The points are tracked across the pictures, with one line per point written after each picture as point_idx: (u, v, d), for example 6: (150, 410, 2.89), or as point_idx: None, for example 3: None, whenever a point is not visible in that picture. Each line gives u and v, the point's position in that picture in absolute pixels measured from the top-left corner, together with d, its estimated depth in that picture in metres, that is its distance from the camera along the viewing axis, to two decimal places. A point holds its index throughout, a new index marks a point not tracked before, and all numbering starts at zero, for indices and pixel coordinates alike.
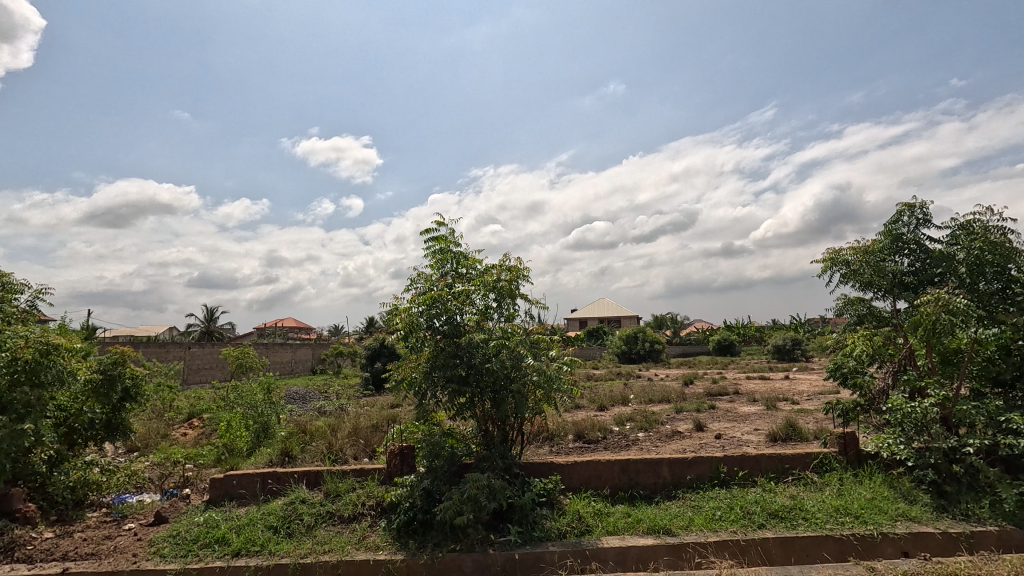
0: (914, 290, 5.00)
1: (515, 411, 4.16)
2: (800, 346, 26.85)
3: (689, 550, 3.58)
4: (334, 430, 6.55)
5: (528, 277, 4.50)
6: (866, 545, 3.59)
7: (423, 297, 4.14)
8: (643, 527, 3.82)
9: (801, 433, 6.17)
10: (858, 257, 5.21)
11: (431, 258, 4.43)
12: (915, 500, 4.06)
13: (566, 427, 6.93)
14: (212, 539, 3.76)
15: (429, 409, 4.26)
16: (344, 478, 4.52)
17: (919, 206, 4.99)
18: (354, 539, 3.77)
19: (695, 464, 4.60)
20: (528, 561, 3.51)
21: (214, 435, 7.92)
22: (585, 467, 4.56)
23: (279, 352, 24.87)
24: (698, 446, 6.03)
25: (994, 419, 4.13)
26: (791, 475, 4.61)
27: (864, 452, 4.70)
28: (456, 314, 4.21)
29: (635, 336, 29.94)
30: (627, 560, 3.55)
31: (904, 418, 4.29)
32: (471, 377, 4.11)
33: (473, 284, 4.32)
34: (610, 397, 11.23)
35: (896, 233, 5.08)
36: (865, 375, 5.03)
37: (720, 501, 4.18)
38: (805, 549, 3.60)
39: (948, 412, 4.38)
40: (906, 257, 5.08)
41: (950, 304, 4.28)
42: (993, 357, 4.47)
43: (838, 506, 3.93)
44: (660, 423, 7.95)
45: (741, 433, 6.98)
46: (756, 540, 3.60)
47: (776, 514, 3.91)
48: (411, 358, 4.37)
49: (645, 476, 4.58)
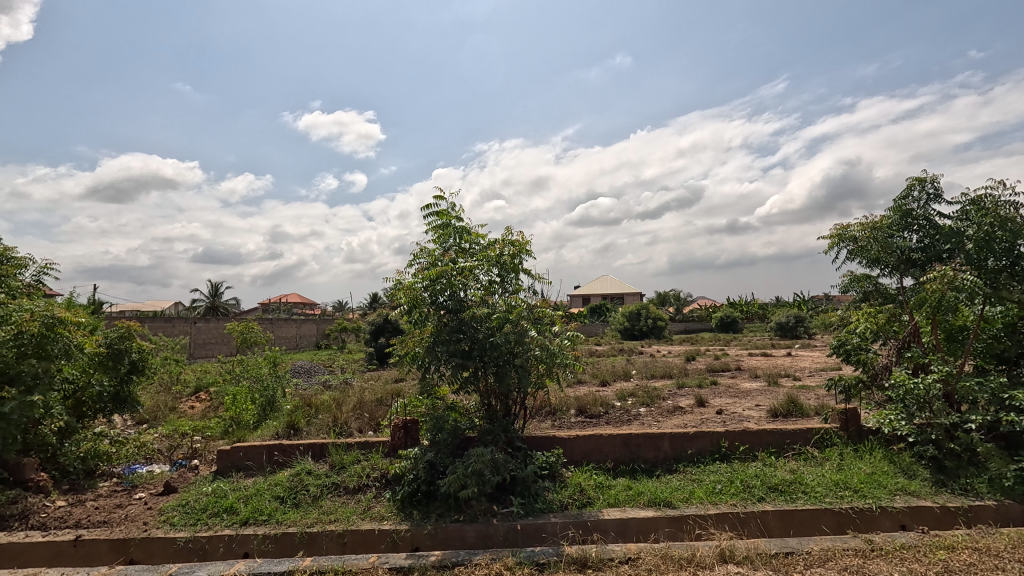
0: (921, 266, 4.95)
1: (518, 385, 4.17)
2: (803, 323, 26.89)
3: (689, 522, 3.63)
4: (338, 404, 6.63)
5: (532, 252, 4.46)
6: (864, 518, 3.63)
7: (428, 273, 4.11)
8: (644, 500, 3.87)
9: (802, 409, 6.20)
10: (866, 233, 5.15)
11: (433, 233, 4.39)
12: (914, 475, 4.10)
13: (568, 402, 6.98)
14: (221, 508, 3.84)
15: (432, 383, 4.27)
16: (349, 451, 4.59)
17: (930, 181, 4.89)
18: (359, 509, 3.84)
19: (697, 438, 4.64)
20: (530, 532, 3.57)
21: (221, 408, 8.04)
22: (587, 441, 4.61)
23: (283, 327, 25.14)
24: (699, 421, 6.09)
25: (997, 397, 4.13)
26: (791, 450, 4.66)
27: (865, 428, 4.73)
28: (460, 289, 4.20)
29: (638, 313, 30.00)
30: (628, 531, 3.60)
31: (906, 395, 4.32)
32: (473, 351, 4.14)
33: (476, 260, 4.29)
34: (612, 373, 11.31)
35: (906, 209, 4.97)
36: (869, 352, 5.04)
37: (720, 475, 4.23)
38: (804, 522, 3.65)
39: (951, 389, 4.39)
40: (915, 233, 4.98)
41: (956, 280, 4.24)
42: (998, 335, 4.52)
43: (838, 481, 3.97)
44: (661, 398, 7.99)
45: (742, 408, 7.02)
46: (756, 513, 3.66)
47: (776, 488, 3.96)
48: (414, 333, 4.38)
49: (646, 450, 4.63)
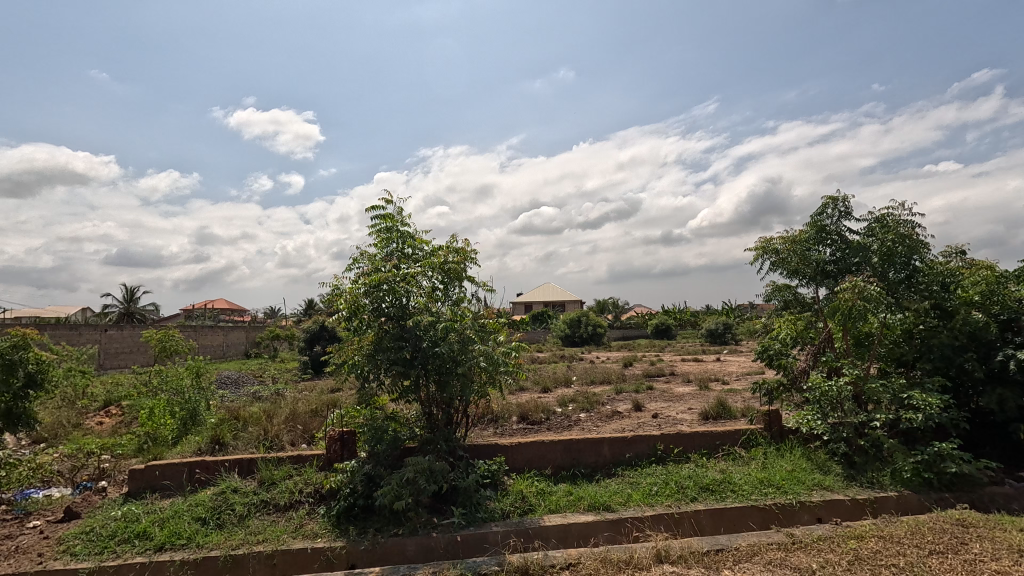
0: (834, 278, 5.37)
1: (460, 394, 4.11)
2: (730, 330, 28.52)
3: (627, 525, 3.72)
4: (269, 416, 6.27)
5: (476, 260, 4.46)
6: (786, 513, 3.87)
7: (369, 278, 4.01)
8: (584, 505, 3.93)
9: (730, 412, 6.54)
10: (786, 246, 5.54)
11: (376, 237, 4.31)
12: (829, 470, 4.42)
13: (510, 409, 6.99)
14: (132, 534, 3.51)
15: (371, 392, 4.14)
16: (279, 465, 4.34)
17: (841, 200, 5.34)
18: (291, 527, 3.64)
19: (634, 442, 4.78)
20: (472, 542, 3.52)
21: (134, 424, 7.38)
22: (529, 448, 4.63)
23: (208, 335, 23.59)
24: (636, 426, 6.28)
25: (898, 397, 4.54)
26: (721, 451, 4.90)
27: (787, 428, 5.04)
28: (402, 296, 4.11)
29: (578, 320, 30.67)
30: (570, 536, 3.63)
31: (821, 396, 4.69)
32: (415, 360, 4.06)
33: (419, 266, 4.22)
34: (554, 379, 11.46)
35: (821, 224, 5.39)
36: (789, 357, 5.45)
37: (656, 477, 4.37)
38: (733, 519, 3.84)
39: (860, 391, 4.80)
40: (828, 247, 5.40)
41: (864, 291, 4.64)
42: (898, 340, 5.06)
43: (762, 478, 4.21)
44: (601, 404, 8.17)
45: (676, 412, 7.31)
46: (689, 513, 3.80)
47: (708, 488, 4.14)
48: (353, 340, 4.21)
49: (587, 455, 4.70)
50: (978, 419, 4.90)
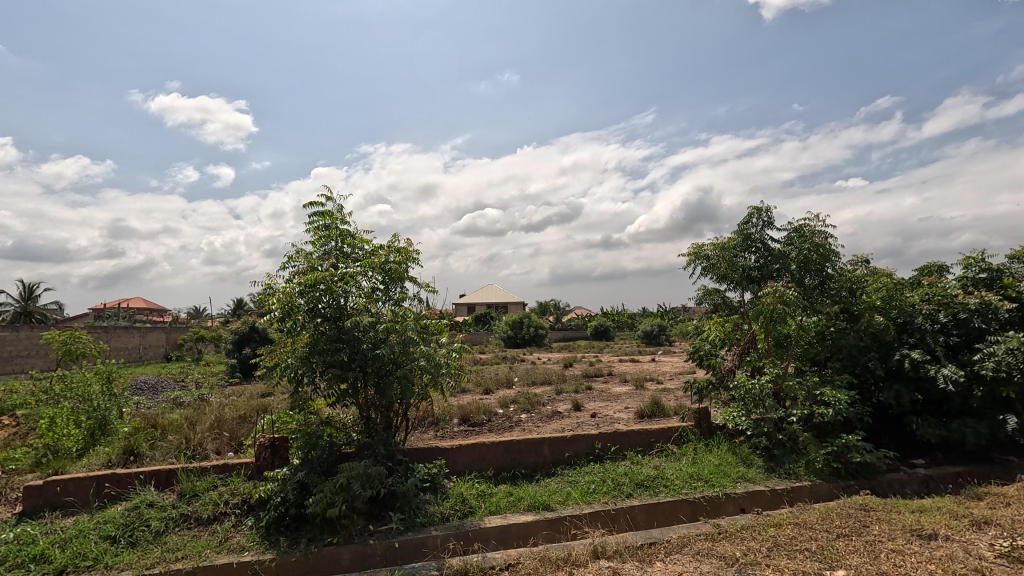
0: (758, 283, 5.74)
1: (400, 397, 4.02)
2: (665, 332, 29.81)
3: (565, 523, 3.78)
4: (192, 424, 5.86)
5: (419, 260, 4.40)
6: (713, 505, 4.09)
7: (305, 278, 3.85)
8: (524, 505, 3.96)
9: (663, 410, 6.83)
10: (716, 252, 5.81)
11: (313, 235, 4.15)
12: (751, 463, 4.72)
13: (451, 412, 6.93)
14: (27, 557, 3.16)
15: (305, 397, 3.98)
16: (202, 476, 4.07)
17: (765, 210, 5.73)
18: (214, 542, 3.42)
19: (573, 442, 4.88)
20: (410, 548, 3.46)
21: (32, 436, 6.66)
22: (470, 450, 4.61)
23: (121, 337, 21.72)
24: (575, 425, 6.41)
25: (812, 393, 4.93)
26: (655, 448, 5.10)
27: (715, 425, 5.32)
28: (340, 296, 3.98)
29: (521, 322, 30.95)
30: (509, 537, 3.65)
31: (746, 394, 5.01)
32: (353, 363, 3.94)
33: (359, 265, 4.10)
34: (496, 381, 11.49)
35: (746, 232, 5.75)
36: (717, 357, 5.77)
37: (594, 475, 4.49)
38: (665, 513, 4.01)
39: (779, 388, 5.16)
40: (753, 254, 5.78)
41: (784, 295, 5.00)
42: (812, 342, 5.43)
43: (692, 473, 4.43)
44: (541, 405, 8.28)
45: (613, 411, 7.54)
46: (624, 509, 3.93)
47: (642, 484, 4.30)
48: (286, 342, 4.02)
49: (527, 456, 4.75)
50: (879, 413, 5.41)
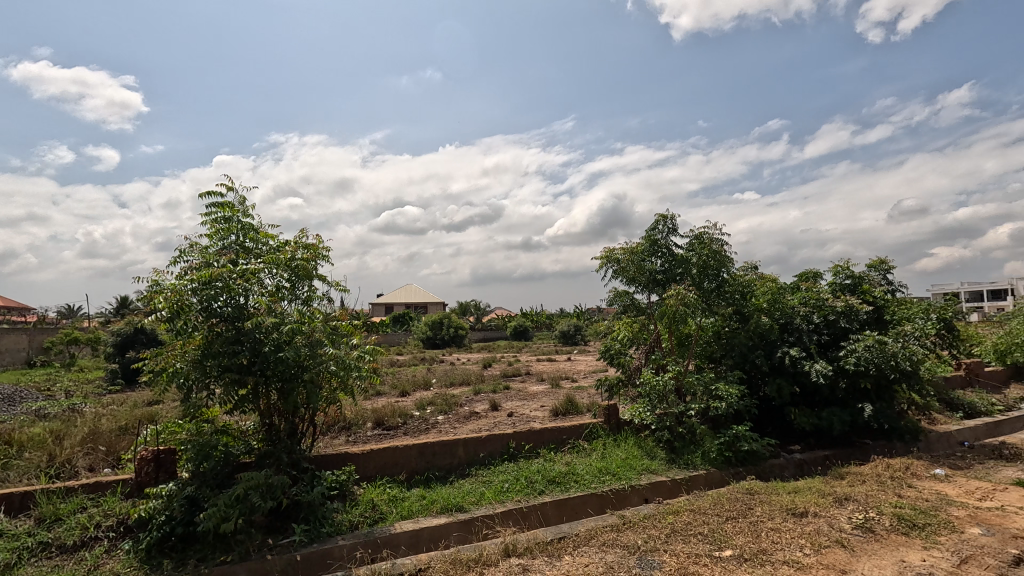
0: (663, 285, 6.10)
1: (306, 402, 3.81)
2: (580, 332, 30.90)
3: (477, 524, 3.79)
4: (58, 438, 5.16)
5: (329, 258, 4.21)
6: (619, 497, 4.29)
7: (199, 274, 3.53)
8: (437, 508, 3.92)
9: (576, 407, 7.07)
10: (626, 256, 6.13)
11: (209, 228, 3.83)
12: (654, 456, 5.02)
13: (365, 415, 6.69)
14: None
15: (197, 404, 3.65)
16: (69, 497, 3.59)
17: (670, 218, 6.12)
18: (81, 571, 3.03)
19: (488, 442, 4.90)
20: (313, 560, 3.28)
21: None
22: (381, 454, 4.47)
23: None
24: (492, 425, 6.45)
25: (708, 388, 5.33)
26: (567, 445, 5.26)
27: (622, 420, 5.60)
28: (239, 294, 3.69)
29: (440, 322, 30.62)
30: (420, 542, 3.59)
31: (651, 390, 5.33)
32: (253, 366, 3.67)
33: (262, 262, 3.84)
34: (413, 382, 11.26)
35: (653, 238, 6.11)
36: (626, 356, 6.12)
37: (508, 474, 4.53)
38: (574, 507, 4.15)
39: (680, 385, 5.53)
40: (659, 258, 6.14)
41: (685, 298, 5.37)
42: (710, 340, 5.94)
43: (601, 468, 4.62)
44: (459, 405, 8.24)
45: (529, 410, 7.68)
46: (536, 505, 4.01)
47: (554, 480, 4.41)
48: (175, 345, 3.66)
49: (441, 457, 4.70)
50: (764, 405, 5.97)
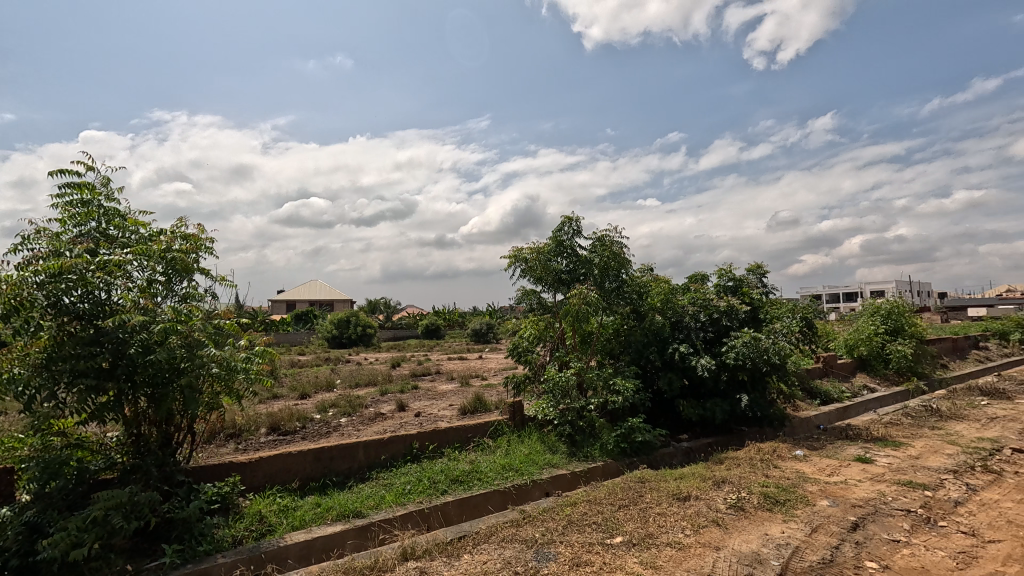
0: (567, 285, 6.31)
1: (183, 409, 3.44)
2: (492, 330, 31.16)
3: (373, 529, 3.65)
4: None
5: (212, 251, 3.86)
6: (520, 492, 4.37)
7: (47, 265, 3.05)
8: (333, 515, 3.73)
9: (484, 405, 7.10)
10: (533, 256, 6.26)
11: (63, 212, 3.34)
12: (556, 450, 5.17)
13: (257, 421, 6.21)
14: None
15: (43, 415, 3.15)
16: None
17: (575, 220, 6.33)
18: None
19: (390, 444, 4.76)
20: None
21: None
22: (272, 462, 4.17)
23: None
24: (397, 426, 6.28)
25: (606, 383, 5.60)
26: (472, 443, 5.26)
27: (527, 417, 5.71)
28: (100, 289, 3.25)
29: (347, 320, 29.33)
30: (311, 552, 3.39)
31: (554, 386, 5.50)
32: (116, 370, 3.23)
33: (129, 252, 3.41)
34: (315, 384, 10.67)
35: (559, 239, 6.29)
36: (533, 353, 6.31)
37: (410, 476, 4.43)
38: (476, 505, 4.15)
39: (582, 380, 5.75)
40: (564, 259, 6.33)
41: (587, 297, 5.61)
42: (611, 338, 6.27)
43: (505, 464, 4.67)
44: (364, 407, 7.94)
45: (437, 409, 7.59)
46: (437, 506, 3.96)
47: (457, 479, 4.38)
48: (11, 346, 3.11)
49: (340, 462, 4.48)
50: (657, 398, 6.39)
